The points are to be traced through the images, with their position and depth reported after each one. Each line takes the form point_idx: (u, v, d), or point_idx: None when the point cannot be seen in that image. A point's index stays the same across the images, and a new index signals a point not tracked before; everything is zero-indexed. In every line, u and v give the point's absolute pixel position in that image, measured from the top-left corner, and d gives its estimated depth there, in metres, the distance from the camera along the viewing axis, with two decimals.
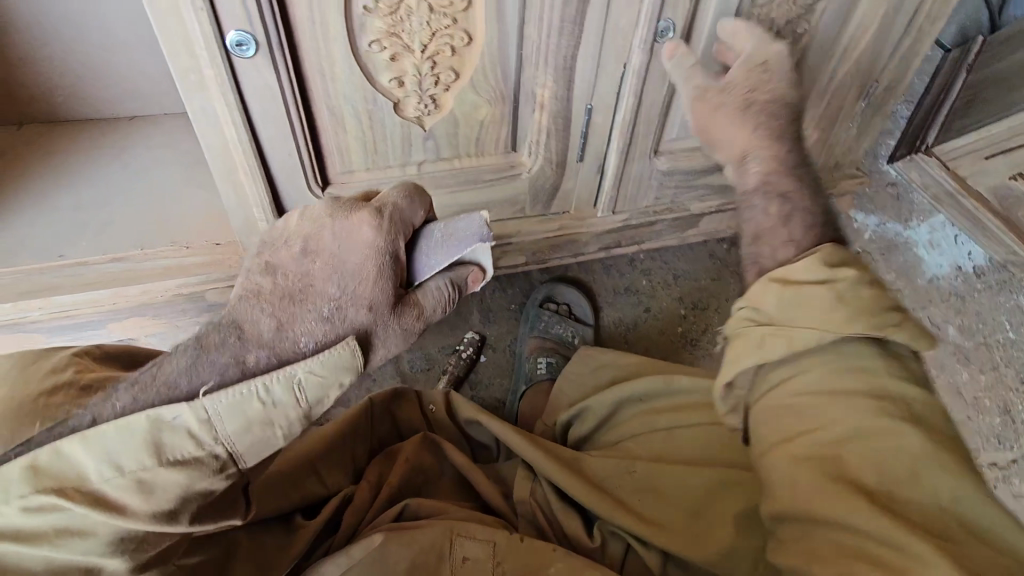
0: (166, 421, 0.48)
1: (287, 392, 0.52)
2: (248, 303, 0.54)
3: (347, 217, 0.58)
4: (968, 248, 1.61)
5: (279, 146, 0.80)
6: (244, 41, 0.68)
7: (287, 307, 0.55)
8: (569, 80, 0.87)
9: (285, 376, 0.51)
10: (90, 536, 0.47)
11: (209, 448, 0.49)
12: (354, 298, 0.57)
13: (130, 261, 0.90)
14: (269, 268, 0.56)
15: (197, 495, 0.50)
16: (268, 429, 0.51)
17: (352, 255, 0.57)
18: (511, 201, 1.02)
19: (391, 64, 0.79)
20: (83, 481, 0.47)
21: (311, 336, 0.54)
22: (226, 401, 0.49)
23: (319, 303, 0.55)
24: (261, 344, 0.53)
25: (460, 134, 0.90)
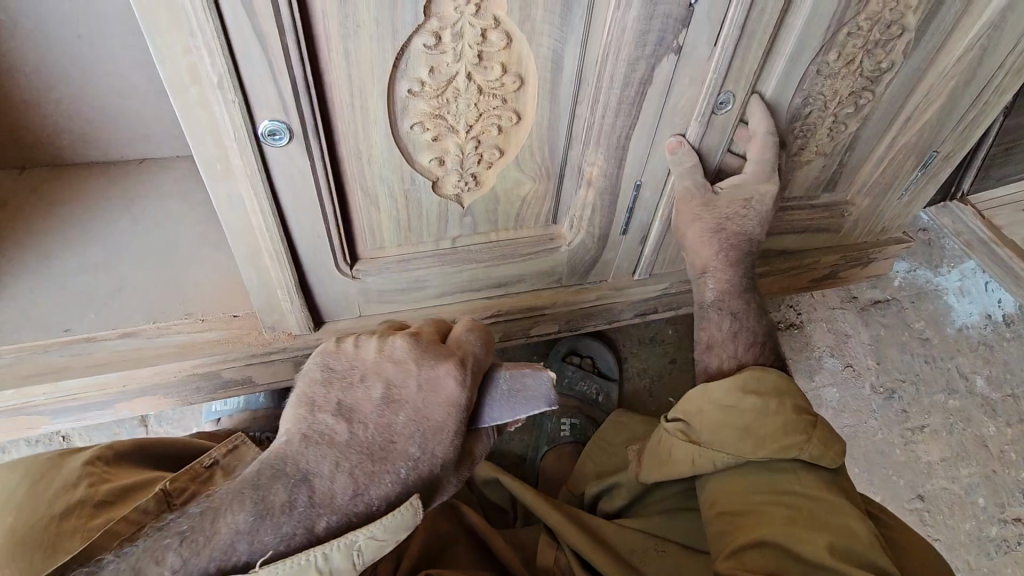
0: None
1: (344, 560, 0.51)
2: (323, 455, 0.56)
3: (432, 368, 0.61)
4: (997, 296, 1.75)
5: (308, 230, 0.74)
6: (278, 130, 0.62)
7: (363, 464, 0.56)
8: (621, 158, 0.80)
9: (344, 540, 0.52)
10: None
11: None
12: (430, 459, 0.59)
13: (143, 336, 0.84)
14: (346, 414, 0.58)
15: None
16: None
17: (434, 412, 0.59)
18: (546, 274, 0.95)
19: (433, 143, 0.73)
20: None
21: (381, 499, 0.56)
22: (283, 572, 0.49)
23: (396, 464, 0.57)
24: (331, 505, 0.55)
25: (499, 210, 0.84)
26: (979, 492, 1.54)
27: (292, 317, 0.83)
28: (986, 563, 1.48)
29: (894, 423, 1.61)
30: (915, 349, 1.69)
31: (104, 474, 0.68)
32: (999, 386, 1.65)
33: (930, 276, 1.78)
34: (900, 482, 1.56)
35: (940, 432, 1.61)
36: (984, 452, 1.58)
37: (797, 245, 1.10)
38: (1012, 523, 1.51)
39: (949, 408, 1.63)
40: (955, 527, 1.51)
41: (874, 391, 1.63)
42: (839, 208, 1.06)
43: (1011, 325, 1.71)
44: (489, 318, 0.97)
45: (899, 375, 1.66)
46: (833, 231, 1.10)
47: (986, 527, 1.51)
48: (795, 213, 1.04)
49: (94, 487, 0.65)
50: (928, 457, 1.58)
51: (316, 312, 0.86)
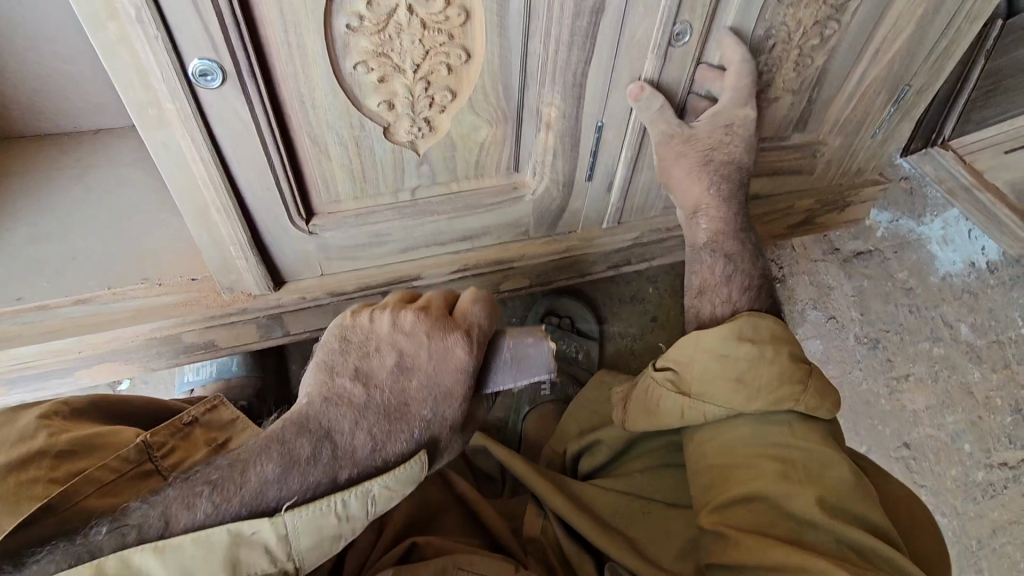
0: (245, 535, 0.51)
1: (361, 506, 0.56)
2: (341, 413, 0.57)
3: (441, 337, 0.60)
4: (981, 243, 1.74)
5: (256, 181, 0.72)
6: (209, 71, 0.60)
7: (379, 425, 0.58)
8: (580, 97, 0.78)
9: (361, 489, 0.55)
10: None
11: (286, 558, 0.53)
12: (444, 421, 0.60)
13: (98, 302, 0.82)
14: (360, 377, 0.59)
15: None
16: (336, 540, 0.55)
17: (445, 378, 0.59)
18: (514, 224, 0.93)
19: (380, 85, 0.70)
20: None
21: (398, 457, 0.58)
22: (307, 515, 0.53)
23: (411, 424, 0.58)
24: (351, 460, 0.56)
25: (457, 157, 0.82)
26: (965, 438, 1.56)
27: (250, 276, 0.81)
28: (969, 504, 1.51)
29: (879, 373, 1.62)
30: (898, 298, 1.68)
31: (63, 424, 0.63)
32: (983, 332, 1.66)
33: (912, 226, 1.76)
34: (885, 430, 1.57)
35: (925, 380, 1.62)
36: (969, 398, 1.60)
37: (768, 187, 1.09)
38: (998, 467, 1.54)
39: (933, 356, 1.63)
40: (941, 472, 1.54)
41: (858, 343, 1.63)
42: (810, 148, 1.05)
43: (995, 271, 1.71)
44: (456, 272, 0.96)
45: (883, 325, 1.65)
46: (806, 173, 1.09)
47: (971, 470, 1.53)
48: (764, 153, 1.02)
49: (54, 436, 0.60)
50: (913, 404, 1.59)
51: (275, 271, 0.84)
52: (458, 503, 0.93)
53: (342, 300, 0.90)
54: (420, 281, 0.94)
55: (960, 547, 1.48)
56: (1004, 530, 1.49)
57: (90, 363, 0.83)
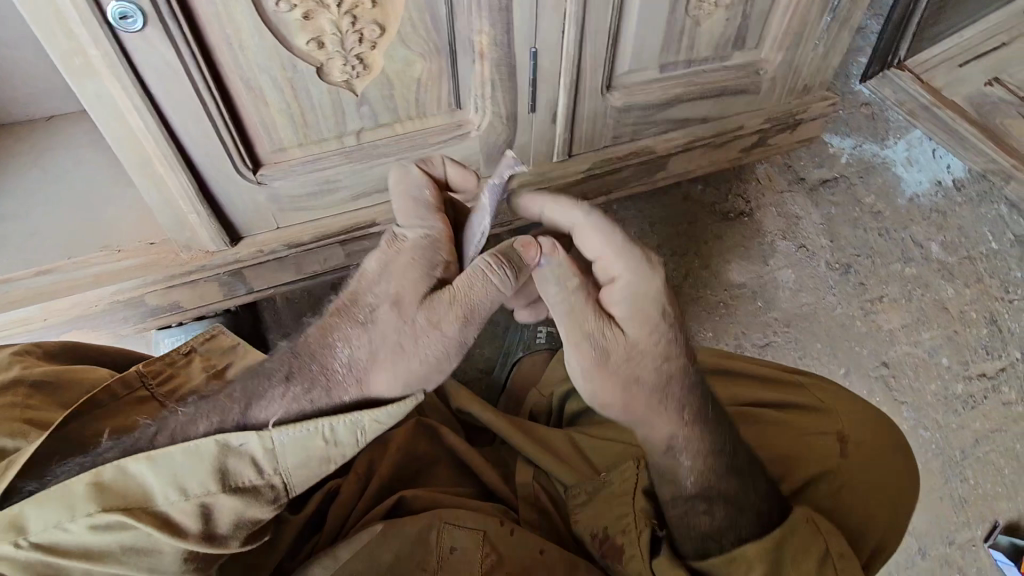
0: (233, 447, 0.50)
1: (349, 434, 0.52)
2: (307, 347, 0.56)
3: (388, 246, 0.61)
4: (946, 161, 1.77)
5: (194, 129, 0.73)
6: (128, 12, 0.61)
7: (336, 345, 0.55)
8: (508, 23, 0.79)
9: (349, 417, 0.52)
10: (158, 556, 0.49)
11: (274, 473, 0.51)
12: (401, 328, 0.55)
13: (60, 271, 0.84)
14: (327, 314, 0.58)
15: (249, 525, 0.51)
16: (325, 463, 0.53)
17: (388, 278, 0.58)
18: (463, 163, 0.95)
19: (305, 23, 0.71)
20: (149, 503, 0.48)
21: (359, 369, 0.54)
22: (292, 436, 0.51)
23: (368, 337, 0.55)
24: (314, 384, 0.54)
25: (396, 96, 0.83)
26: (942, 353, 1.59)
27: (203, 231, 0.83)
28: (951, 415, 1.54)
29: (854, 297, 1.64)
30: (866, 222, 1.70)
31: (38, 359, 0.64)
32: (954, 249, 1.68)
33: (875, 150, 1.78)
34: (863, 351, 1.59)
35: (899, 300, 1.64)
36: (944, 314, 1.63)
37: (716, 111, 1.10)
38: (977, 378, 1.56)
39: (906, 276, 1.66)
40: (921, 388, 1.57)
41: (829, 269, 1.65)
42: (752, 67, 1.06)
43: (961, 188, 1.74)
44: None
45: (853, 250, 1.68)
46: (752, 93, 1.10)
47: (950, 383, 1.56)
48: (706, 74, 1.03)
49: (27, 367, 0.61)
50: (889, 324, 1.62)
51: (228, 224, 0.86)
52: (451, 457, 0.81)
53: (300, 252, 0.92)
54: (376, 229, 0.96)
55: (944, 458, 1.51)
56: (987, 438, 1.51)
57: (57, 332, 0.85)
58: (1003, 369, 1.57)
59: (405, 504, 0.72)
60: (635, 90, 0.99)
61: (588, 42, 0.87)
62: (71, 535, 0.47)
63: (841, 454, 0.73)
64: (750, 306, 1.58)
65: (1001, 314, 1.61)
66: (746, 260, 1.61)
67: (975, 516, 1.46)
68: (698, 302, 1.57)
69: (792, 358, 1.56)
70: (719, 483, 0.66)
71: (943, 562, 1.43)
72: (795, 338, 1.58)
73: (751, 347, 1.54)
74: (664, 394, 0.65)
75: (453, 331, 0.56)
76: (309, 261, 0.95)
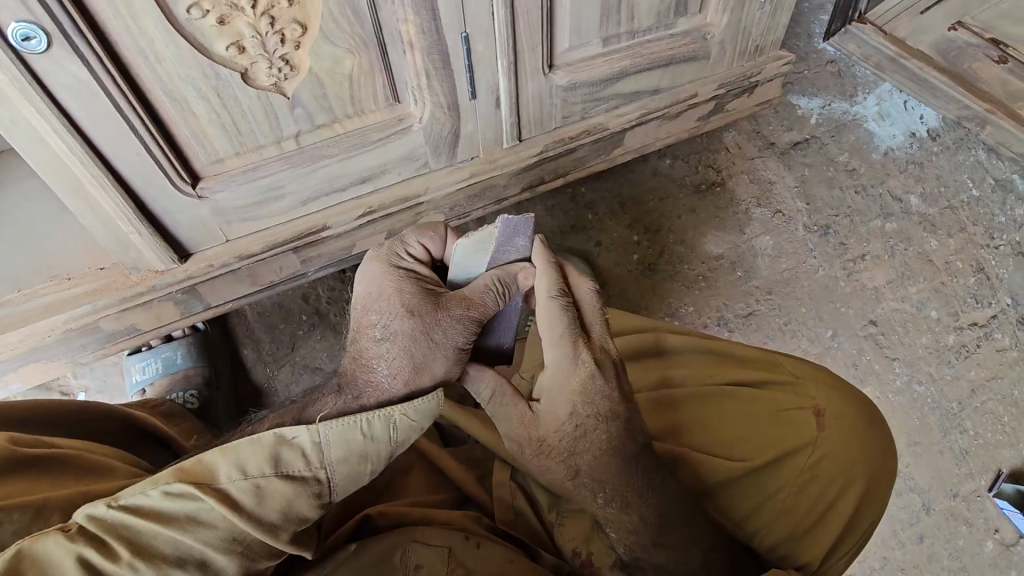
0: (288, 439, 0.57)
1: (384, 430, 0.60)
2: (352, 369, 0.67)
3: (379, 273, 0.68)
4: (918, 112, 1.75)
5: (122, 148, 0.72)
6: (32, 34, 0.60)
7: (367, 361, 0.66)
8: (433, 10, 0.78)
9: (382, 413, 0.60)
10: (213, 528, 0.54)
11: (319, 466, 0.58)
12: (410, 332, 0.65)
13: (10, 305, 0.84)
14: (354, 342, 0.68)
15: (296, 515, 0.57)
16: (363, 461, 0.59)
17: (375, 291, 0.67)
18: (410, 157, 0.94)
19: (222, 29, 0.69)
20: (213, 480, 0.54)
21: (390, 371, 0.65)
22: (335, 429, 0.58)
23: (386, 347, 0.65)
24: (362, 392, 0.65)
25: (329, 94, 0.81)
26: (931, 306, 1.58)
27: (149, 250, 0.82)
28: (944, 367, 1.53)
29: (834, 258, 1.62)
30: (841, 181, 1.68)
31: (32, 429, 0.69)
32: (934, 200, 1.67)
33: (846, 108, 1.75)
34: (849, 312, 1.58)
35: (882, 257, 1.63)
36: (929, 266, 1.61)
37: (667, 81, 1.08)
38: (968, 328, 1.56)
39: (887, 232, 1.64)
40: (912, 343, 1.55)
41: (807, 232, 1.63)
42: (698, 32, 1.04)
43: (936, 137, 1.72)
44: (363, 218, 0.96)
45: (831, 211, 1.66)
46: (701, 59, 1.08)
47: (940, 335, 1.55)
48: (651, 44, 1.01)
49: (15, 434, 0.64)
50: (873, 283, 1.60)
51: (174, 241, 0.85)
52: (424, 462, 0.82)
53: (253, 262, 0.91)
54: (328, 231, 0.94)
55: (941, 411, 1.50)
56: (982, 387, 1.51)
57: (15, 365, 0.85)
58: (992, 316, 1.57)
59: (372, 522, 0.71)
60: (579, 66, 0.97)
61: (521, 20, 0.85)
62: (152, 500, 0.53)
63: (816, 429, 0.70)
64: (730, 277, 1.56)
65: (988, 261, 1.60)
66: (722, 230, 1.59)
67: (976, 466, 1.46)
68: (677, 278, 1.53)
69: (777, 325, 1.55)
70: (650, 552, 0.66)
71: (948, 515, 1.43)
72: (779, 304, 1.57)
73: (735, 318, 1.53)
74: (577, 482, 0.66)
75: (464, 315, 0.66)
76: (265, 271, 0.94)
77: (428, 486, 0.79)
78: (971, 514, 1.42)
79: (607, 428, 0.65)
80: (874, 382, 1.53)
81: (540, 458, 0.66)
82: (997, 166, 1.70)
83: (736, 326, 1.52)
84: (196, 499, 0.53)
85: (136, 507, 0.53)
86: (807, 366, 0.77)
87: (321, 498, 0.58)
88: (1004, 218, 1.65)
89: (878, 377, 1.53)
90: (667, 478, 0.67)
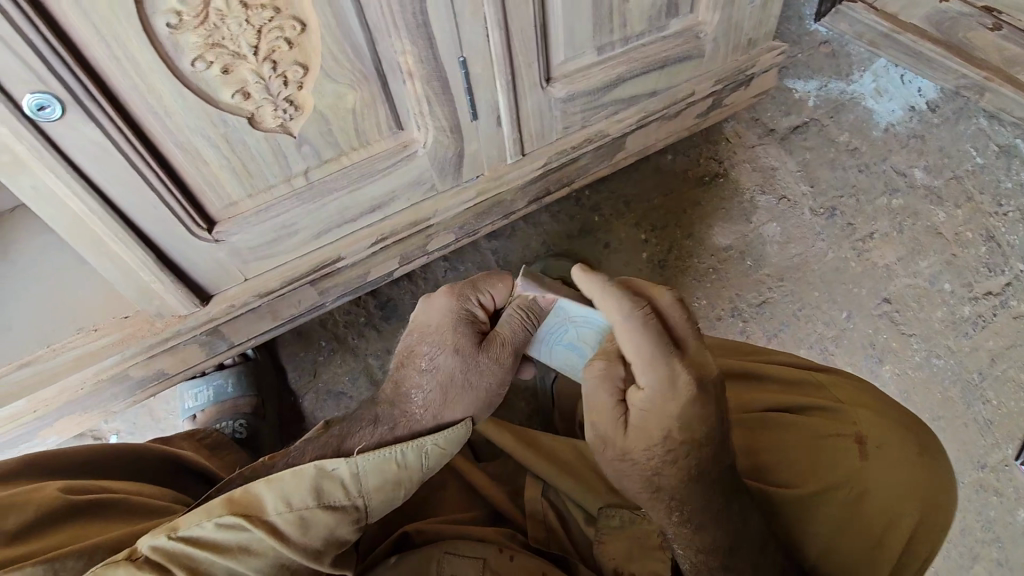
0: (328, 471, 0.59)
1: (415, 456, 0.64)
2: (388, 396, 0.73)
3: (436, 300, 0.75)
4: (916, 85, 1.75)
5: (140, 202, 0.74)
6: (46, 103, 0.61)
7: (403, 389, 0.72)
8: (429, 38, 0.79)
9: (415, 443, 0.65)
10: (262, 558, 0.55)
11: (358, 494, 0.60)
12: (449, 366, 0.72)
13: (38, 362, 0.87)
14: (399, 368, 0.74)
15: (337, 539, 0.59)
16: (399, 486, 0.63)
17: (431, 318, 0.74)
18: (417, 181, 0.95)
19: (227, 77, 0.70)
20: (262, 513, 0.55)
21: (423, 398, 0.71)
22: (372, 460, 0.61)
23: (425, 376, 0.72)
24: (393, 418, 0.70)
25: (334, 129, 0.82)
26: (944, 279, 1.59)
27: (171, 297, 0.84)
28: (961, 338, 1.54)
29: (842, 239, 1.63)
30: (844, 162, 1.68)
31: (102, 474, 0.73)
32: (938, 172, 1.68)
33: (843, 87, 1.74)
34: (861, 291, 1.58)
35: (891, 234, 1.63)
36: (938, 239, 1.62)
37: (663, 82, 1.08)
38: (984, 298, 1.57)
39: (893, 208, 1.65)
40: (927, 317, 1.56)
41: (814, 215, 1.64)
42: (691, 31, 1.04)
43: (936, 109, 1.72)
44: (376, 245, 0.97)
45: (835, 192, 1.66)
46: (696, 58, 1.08)
47: (954, 307, 1.57)
48: (644, 48, 1.01)
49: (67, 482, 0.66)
50: (884, 260, 1.61)
51: (195, 286, 0.86)
52: (457, 478, 0.85)
53: (275, 297, 0.93)
54: (344, 261, 0.96)
55: (962, 382, 1.51)
56: (1002, 355, 1.52)
57: (50, 420, 0.87)
58: (1006, 284, 1.58)
59: (411, 539, 0.74)
60: (576, 77, 0.98)
61: (515, 37, 0.85)
62: (207, 531, 0.54)
63: (860, 457, 0.67)
64: (740, 268, 1.56)
65: (997, 229, 1.61)
66: (729, 221, 1.59)
67: (1001, 435, 1.47)
68: (688, 273, 1.53)
69: (791, 311, 1.56)
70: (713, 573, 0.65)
71: (976, 486, 1.44)
72: (791, 290, 1.57)
73: (749, 308, 1.54)
74: (653, 497, 0.65)
75: (504, 363, 0.73)
76: (285, 305, 0.96)
77: (463, 502, 0.82)
78: (999, 482, 1.44)
79: (690, 455, 0.62)
80: (892, 360, 1.53)
81: (633, 473, 0.64)
82: (999, 132, 1.70)
83: (750, 315, 1.53)
84: (247, 529, 0.55)
85: (193, 538, 0.54)
86: (856, 391, 0.74)
87: (360, 524, 0.60)
88: (1011, 183, 1.66)
89: (896, 354, 1.54)
90: (742, 499, 0.64)
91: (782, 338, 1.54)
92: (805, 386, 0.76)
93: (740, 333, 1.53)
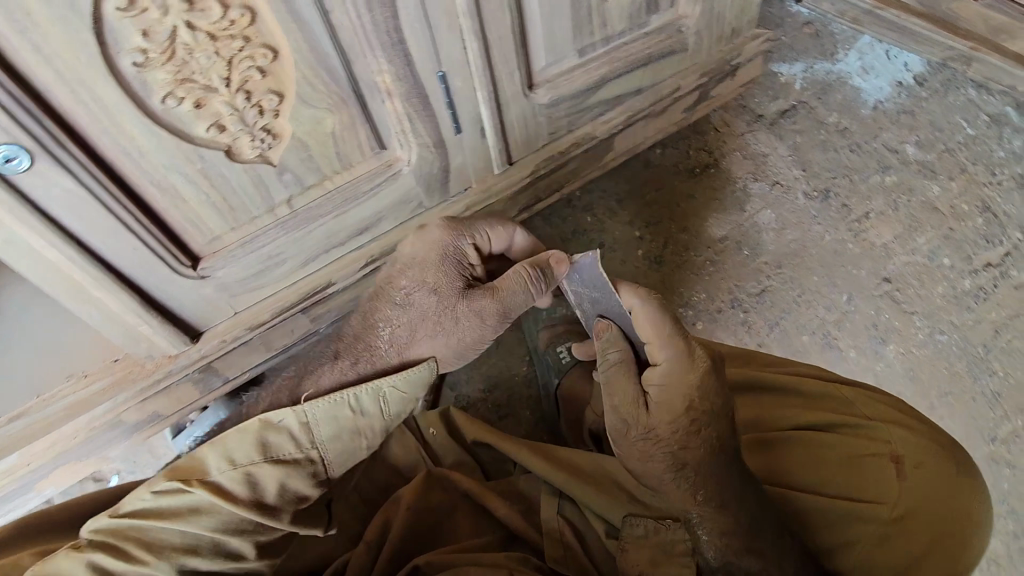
0: (274, 424, 0.67)
1: (373, 404, 0.72)
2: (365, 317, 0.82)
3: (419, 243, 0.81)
4: (902, 60, 1.76)
5: (119, 246, 0.72)
6: (13, 154, 0.60)
7: (366, 329, 0.80)
8: (406, 55, 0.76)
9: (369, 388, 0.72)
10: (214, 516, 0.62)
11: (310, 445, 0.68)
12: (416, 308, 0.79)
13: (31, 412, 0.85)
14: (376, 298, 0.82)
15: (291, 496, 0.66)
16: (357, 436, 0.71)
17: (419, 251, 0.80)
18: (404, 200, 0.92)
19: (200, 112, 0.68)
20: (204, 474, 0.63)
21: (388, 343, 0.79)
22: (322, 407, 0.69)
23: (387, 317, 0.80)
24: (358, 355, 0.79)
25: (315, 154, 0.80)
26: (943, 254, 1.58)
27: (160, 338, 0.82)
28: (964, 312, 1.53)
29: (838, 220, 1.61)
30: (836, 142, 1.66)
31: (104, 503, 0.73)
32: (929, 146, 1.68)
33: (829, 68, 1.73)
34: (860, 273, 1.57)
35: (886, 212, 1.62)
36: (934, 214, 1.61)
37: (648, 80, 1.07)
38: (983, 269, 1.56)
39: (887, 186, 1.65)
40: (928, 294, 1.55)
41: (808, 199, 1.62)
42: (673, 26, 1.03)
43: (924, 82, 1.74)
44: (366, 266, 0.95)
45: (828, 174, 1.65)
46: (679, 52, 1.06)
47: (955, 282, 1.56)
48: (626, 47, 1.00)
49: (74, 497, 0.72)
50: (881, 240, 1.59)
51: (184, 324, 0.84)
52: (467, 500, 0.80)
53: (267, 327, 0.91)
54: (334, 286, 0.94)
55: (969, 357, 1.50)
56: (1005, 326, 1.52)
57: (48, 469, 0.87)
58: (1005, 254, 1.57)
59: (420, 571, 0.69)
60: (559, 81, 0.96)
61: (494, 47, 0.83)
62: (147, 502, 0.61)
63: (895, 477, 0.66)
64: (737, 258, 1.54)
65: (993, 200, 1.61)
66: (723, 212, 1.57)
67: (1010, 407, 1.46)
68: (686, 267, 1.51)
69: (792, 298, 1.54)
70: (740, 558, 0.65)
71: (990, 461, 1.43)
72: (791, 276, 1.55)
73: (750, 297, 1.52)
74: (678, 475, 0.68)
75: (479, 301, 0.78)
76: (277, 335, 0.94)
77: (475, 525, 0.78)
78: (1012, 455, 1.43)
79: (702, 439, 0.67)
80: (897, 340, 1.52)
81: (653, 450, 0.69)
82: (988, 102, 1.71)
83: (751, 305, 1.51)
84: (189, 492, 0.62)
85: (137, 512, 0.61)
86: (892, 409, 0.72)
87: (316, 477, 0.68)
88: (1003, 152, 1.66)
89: (901, 333, 1.53)
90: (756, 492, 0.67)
91: (785, 326, 1.52)
92: (839, 402, 0.74)
93: (742, 324, 1.51)
